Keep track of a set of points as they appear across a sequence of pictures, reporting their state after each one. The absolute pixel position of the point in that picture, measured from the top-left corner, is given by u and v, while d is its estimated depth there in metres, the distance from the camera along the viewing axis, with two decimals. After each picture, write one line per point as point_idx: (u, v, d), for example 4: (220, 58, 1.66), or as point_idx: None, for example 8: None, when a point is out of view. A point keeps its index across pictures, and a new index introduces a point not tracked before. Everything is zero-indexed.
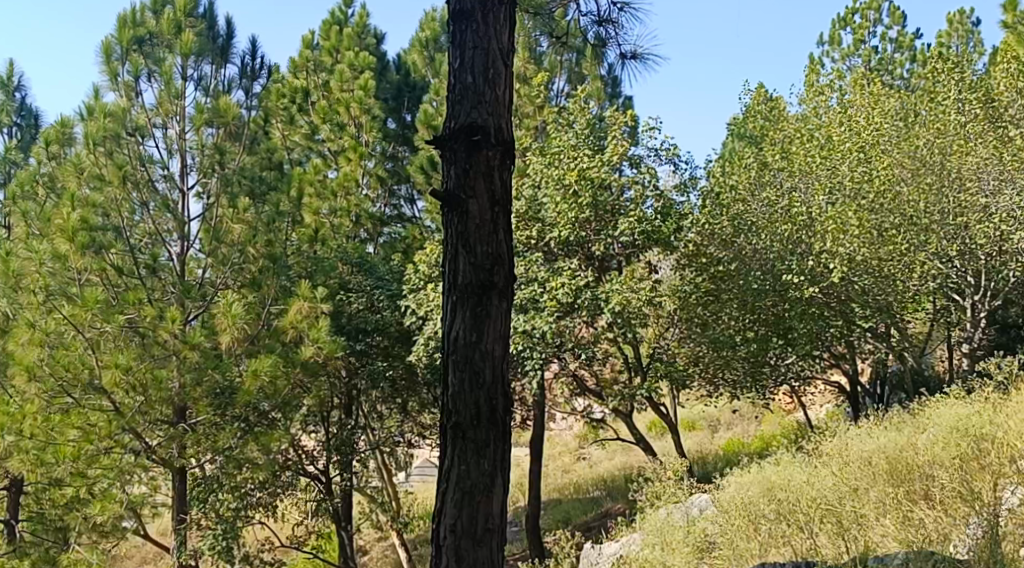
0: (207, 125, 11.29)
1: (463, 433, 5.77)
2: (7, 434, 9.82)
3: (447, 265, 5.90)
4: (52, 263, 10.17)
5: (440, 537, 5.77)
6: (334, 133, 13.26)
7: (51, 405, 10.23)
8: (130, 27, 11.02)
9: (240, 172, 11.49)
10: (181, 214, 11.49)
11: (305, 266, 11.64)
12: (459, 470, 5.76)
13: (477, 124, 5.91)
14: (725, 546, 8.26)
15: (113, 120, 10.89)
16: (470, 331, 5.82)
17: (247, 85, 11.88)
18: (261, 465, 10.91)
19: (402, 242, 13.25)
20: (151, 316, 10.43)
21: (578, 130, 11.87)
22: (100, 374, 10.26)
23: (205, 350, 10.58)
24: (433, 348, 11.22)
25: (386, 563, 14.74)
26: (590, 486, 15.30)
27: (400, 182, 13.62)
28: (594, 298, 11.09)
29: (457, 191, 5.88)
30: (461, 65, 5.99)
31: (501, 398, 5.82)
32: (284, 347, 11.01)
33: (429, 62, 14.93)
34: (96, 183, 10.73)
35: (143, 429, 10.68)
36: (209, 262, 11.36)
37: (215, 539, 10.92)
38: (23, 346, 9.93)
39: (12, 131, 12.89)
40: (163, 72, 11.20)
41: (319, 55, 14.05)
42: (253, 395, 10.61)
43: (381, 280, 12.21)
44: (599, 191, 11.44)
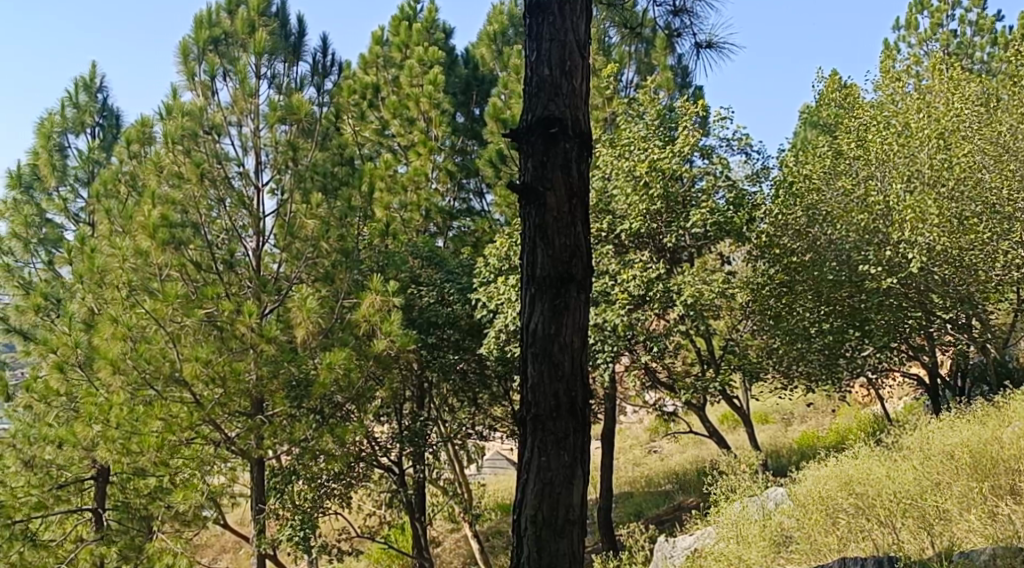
0: (281, 122, 11.50)
1: (543, 425, 5.80)
2: (94, 424, 10.26)
3: (525, 258, 5.93)
4: (135, 259, 10.55)
5: (521, 529, 5.81)
6: (403, 128, 13.44)
7: (136, 397, 10.44)
8: (206, 27, 11.28)
9: (312, 168, 11.61)
10: (257, 209, 11.68)
11: (376, 260, 11.72)
12: (539, 462, 5.79)
13: (554, 116, 5.93)
14: (802, 541, 8.21)
15: (191, 119, 11.18)
16: (548, 323, 5.84)
17: (319, 82, 12.06)
18: (337, 456, 11.12)
19: (472, 235, 13.26)
20: (229, 311, 10.71)
21: (648, 122, 11.83)
22: (181, 366, 10.47)
23: (281, 343, 10.90)
24: (504, 340, 11.26)
25: (459, 555, 14.89)
26: (662, 479, 15.25)
27: (470, 175, 13.58)
28: (666, 291, 11.01)
29: (535, 184, 5.91)
30: (538, 58, 6.01)
31: (580, 389, 5.85)
32: (358, 339, 11.18)
33: (497, 56, 14.85)
34: (175, 181, 11.08)
35: (223, 421, 10.87)
36: (284, 257, 11.58)
37: (293, 530, 11.11)
38: (107, 340, 10.27)
39: (95, 132, 13.02)
40: (238, 71, 11.42)
41: (388, 51, 14.23)
42: (329, 387, 10.79)
43: (452, 274, 12.24)
44: (671, 182, 11.37)
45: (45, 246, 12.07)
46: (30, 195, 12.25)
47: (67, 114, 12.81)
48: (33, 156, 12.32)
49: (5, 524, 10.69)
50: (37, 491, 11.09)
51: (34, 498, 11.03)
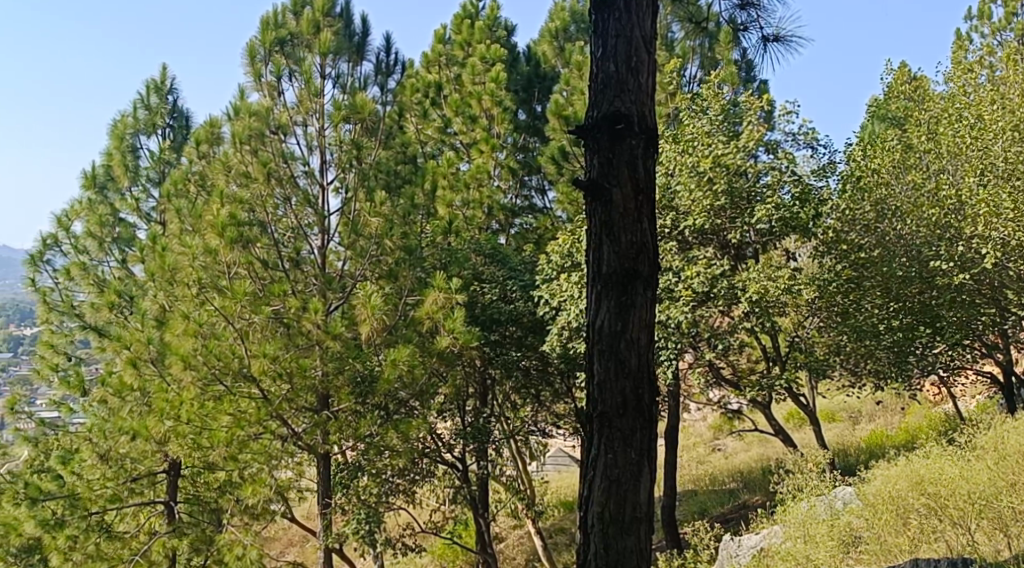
0: (345, 121, 11.61)
1: (610, 422, 6.05)
2: (166, 419, 10.55)
3: (592, 255, 6.15)
4: (204, 257, 10.73)
5: (588, 525, 6.08)
6: (465, 126, 13.50)
7: (206, 392, 10.72)
8: (272, 29, 11.49)
9: (376, 166, 11.74)
10: (321, 208, 11.76)
11: (439, 258, 11.69)
12: (607, 459, 6.05)
13: (621, 113, 6.13)
14: (872, 542, 8.15)
15: (259, 119, 11.35)
16: (615, 320, 6.07)
17: (382, 81, 12.16)
18: (401, 452, 11.18)
19: (534, 232, 13.22)
20: (295, 308, 10.90)
21: (711, 117, 11.72)
22: (249, 363, 10.64)
23: (346, 340, 11.02)
24: (567, 337, 11.23)
25: (522, 551, 14.94)
26: (727, 478, 15.11)
27: (532, 172, 13.58)
28: (730, 288, 10.90)
29: (601, 180, 6.12)
30: (604, 54, 6.20)
31: (646, 386, 6.09)
32: (421, 336, 11.24)
33: (559, 52, 14.75)
34: (242, 180, 11.34)
35: (289, 416, 11.09)
36: (349, 255, 11.64)
37: (359, 524, 11.18)
38: (179, 336, 10.44)
39: (165, 133, 13.24)
40: (303, 71, 11.56)
41: (451, 49, 14.24)
42: (393, 383, 10.89)
43: (515, 271, 12.17)
44: (736, 178, 11.26)
45: (118, 245, 12.39)
46: (104, 195, 12.56)
47: (139, 115, 13.07)
48: (107, 157, 12.62)
49: (82, 515, 10.98)
50: (111, 484, 11.35)
51: (109, 491, 11.28)
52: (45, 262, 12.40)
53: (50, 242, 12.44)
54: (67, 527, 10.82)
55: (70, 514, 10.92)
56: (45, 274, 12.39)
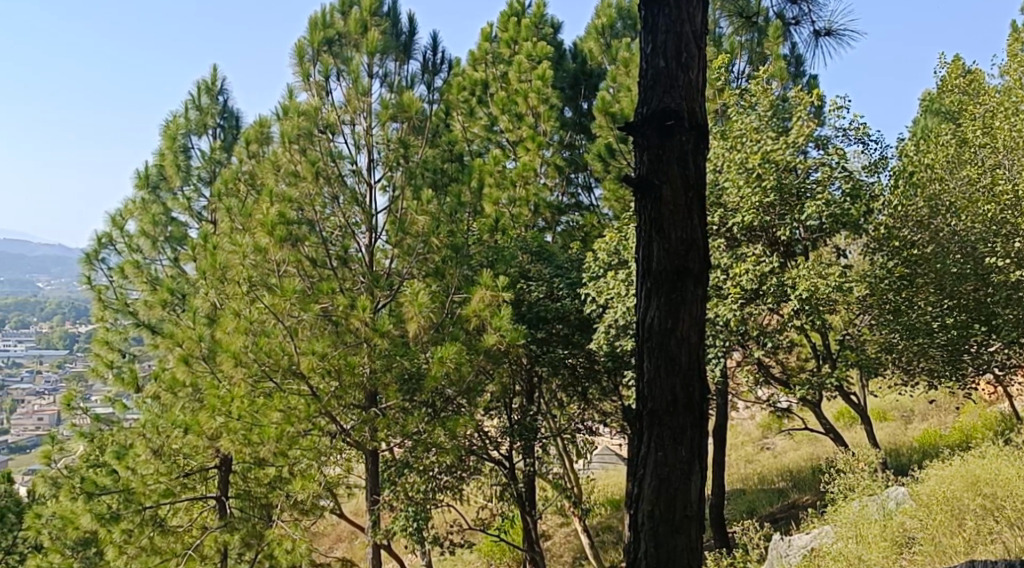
0: (392, 120, 11.74)
1: (660, 420, 6.10)
2: (217, 415, 10.63)
3: (641, 251, 6.20)
4: (254, 255, 10.85)
5: (638, 523, 6.12)
6: (512, 123, 13.47)
7: (256, 389, 10.85)
8: (320, 29, 11.62)
9: (422, 164, 11.80)
10: (368, 206, 11.85)
11: (486, 256, 11.67)
12: (656, 457, 6.10)
13: (670, 109, 6.17)
14: (926, 543, 8.04)
15: (306, 119, 11.49)
16: (665, 318, 6.12)
17: (429, 80, 12.20)
18: (448, 449, 11.13)
19: (580, 230, 13.19)
20: (344, 305, 11.00)
21: (760, 113, 11.61)
22: (298, 360, 10.78)
23: (394, 338, 11.09)
24: (614, 335, 11.17)
25: (569, 549, 14.94)
26: (776, 476, 14.98)
27: (578, 170, 13.54)
28: (780, 285, 10.76)
29: (650, 177, 6.17)
30: (654, 49, 6.25)
31: (696, 383, 6.13)
32: (467, 334, 11.26)
33: (606, 49, 14.59)
34: (291, 179, 11.46)
35: (338, 413, 11.17)
36: (395, 253, 11.74)
37: (406, 521, 11.20)
38: (230, 333, 10.70)
39: (216, 133, 13.36)
40: (351, 70, 11.65)
41: (497, 47, 14.21)
42: (440, 380, 10.91)
43: (561, 269, 12.18)
44: (785, 174, 11.12)
45: (170, 244, 12.59)
46: (156, 195, 12.75)
47: (190, 116, 13.23)
48: (159, 157, 12.80)
49: (136, 509, 11.23)
50: (165, 479, 11.49)
51: (162, 486, 11.45)
52: (100, 261, 12.54)
53: (104, 241, 12.60)
54: (122, 520, 11.11)
55: (125, 509, 11.16)
56: (100, 273, 12.52)
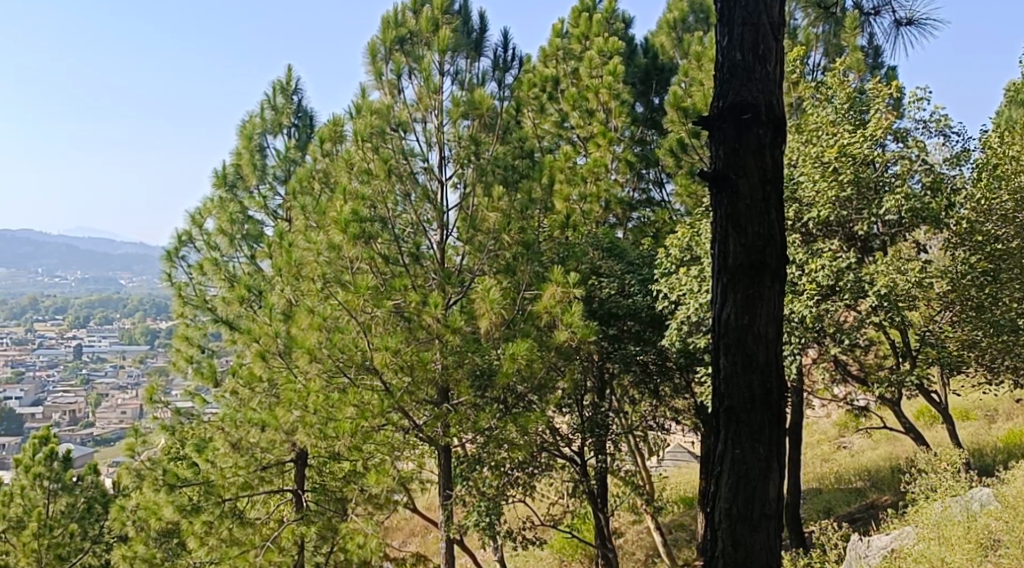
0: (463, 117, 11.74)
1: (738, 417, 6.03)
2: (294, 409, 10.91)
3: (717, 247, 6.14)
4: (328, 252, 11.03)
5: (716, 521, 6.07)
6: (583, 119, 13.42)
7: (331, 384, 11.02)
8: (393, 28, 11.77)
9: (493, 161, 11.74)
10: (440, 204, 11.89)
11: (556, 252, 11.71)
12: (734, 454, 6.04)
13: (747, 102, 6.10)
14: (1012, 545, 7.84)
15: (379, 116, 11.62)
16: (742, 314, 6.06)
17: (499, 77, 12.23)
18: (521, 445, 11.20)
19: (652, 225, 13.09)
20: (416, 301, 11.02)
21: (836, 106, 11.40)
22: (372, 355, 10.85)
23: (466, 334, 11.14)
24: (687, 331, 11.02)
25: (642, 546, 14.84)
26: (853, 475, 14.72)
27: (649, 165, 13.45)
28: (858, 281, 10.54)
29: (727, 171, 6.11)
30: (730, 42, 6.18)
31: (773, 380, 6.06)
32: (539, 331, 11.27)
33: (677, 43, 14.54)
34: (364, 177, 11.50)
35: (411, 408, 11.25)
36: (467, 250, 11.77)
37: (479, 516, 11.15)
38: (304, 329, 10.86)
39: (291, 132, 13.56)
40: (422, 68, 11.74)
41: (568, 43, 14.21)
42: (512, 377, 10.94)
43: (633, 265, 12.13)
44: (863, 167, 10.88)
45: (247, 242, 12.75)
46: (233, 194, 13.00)
47: (266, 116, 13.47)
48: (236, 157, 13.10)
49: (216, 502, 11.49)
50: (243, 472, 11.75)
51: (241, 479, 11.73)
52: (180, 258, 12.84)
53: (184, 238, 12.88)
54: (203, 512, 11.39)
55: (205, 501, 11.45)
56: (181, 270, 12.83)
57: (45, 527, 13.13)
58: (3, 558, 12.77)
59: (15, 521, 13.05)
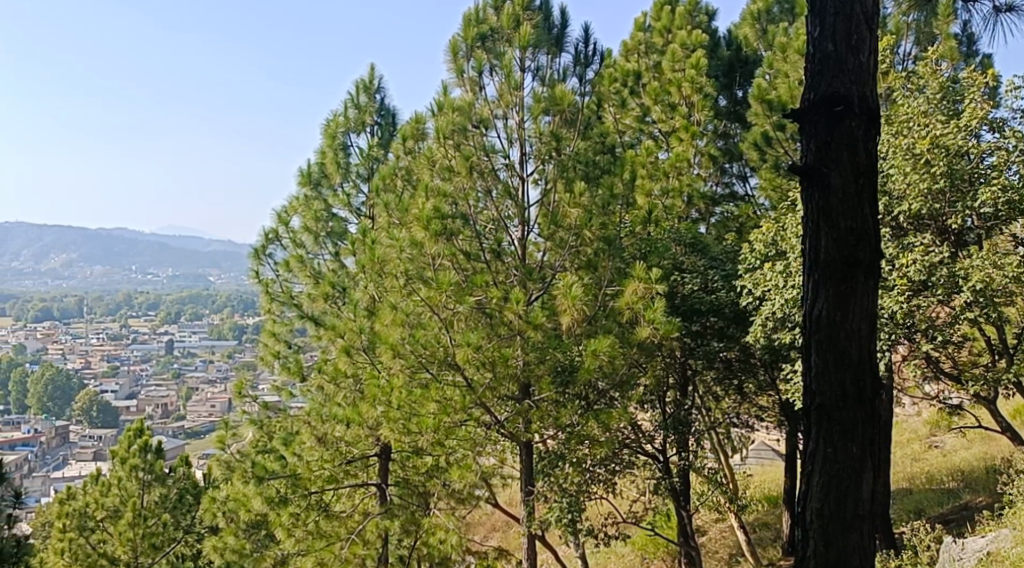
0: (544, 113, 11.68)
1: (829, 415, 5.92)
2: (378, 405, 11.08)
3: (809, 242, 6.03)
4: (411, 250, 11.11)
5: (807, 521, 5.97)
6: (665, 113, 13.31)
7: (413, 379, 11.14)
8: (474, 25, 11.78)
9: (575, 157, 11.64)
10: (521, 200, 11.83)
11: (638, 248, 11.61)
12: (825, 453, 5.92)
13: (839, 94, 5.97)
14: None
15: (461, 114, 11.61)
16: (834, 310, 5.93)
17: (580, 72, 12.18)
18: (602, 443, 11.13)
19: (735, 221, 12.89)
20: (497, 298, 10.99)
21: (930, 96, 11.03)
22: (454, 351, 10.93)
23: (547, 330, 11.11)
24: (771, 328, 10.86)
25: (724, 545, 14.66)
26: (946, 475, 14.33)
27: (733, 159, 13.25)
28: (951, 276, 10.25)
29: (818, 164, 5.99)
30: (822, 33, 6.06)
31: (867, 378, 5.92)
32: (621, 327, 11.22)
33: (762, 35, 14.28)
34: (445, 174, 11.62)
35: (493, 404, 11.29)
36: (548, 246, 11.66)
37: (561, 512, 11.16)
38: (388, 325, 11.02)
39: (374, 130, 13.68)
40: (503, 65, 11.74)
41: (650, 37, 14.13)
42: (594, 373, 10.82)
43: (716, 260, 12.02)
44: (956, 159, 10.50)
45: (332, 239, 12.93)
46: (318, 192, 13.20)
47: (349, 115, 13.64)
48: (320, 155, 13.27)
49: (303, 494, 11.71)
50: (329, 465, 11.96)
51: (327, 472, 11.92)
52: (267, 255, 13.09)
53: (271, 237, 13.13)
54: (290, 504, 11.60)
55: (292, 493, 11.65)
56: (267, 267, 13.05)
57: (141, 517, 13.48)
58: (102, 547, 13.33)
59: (112, 511, 13.46)
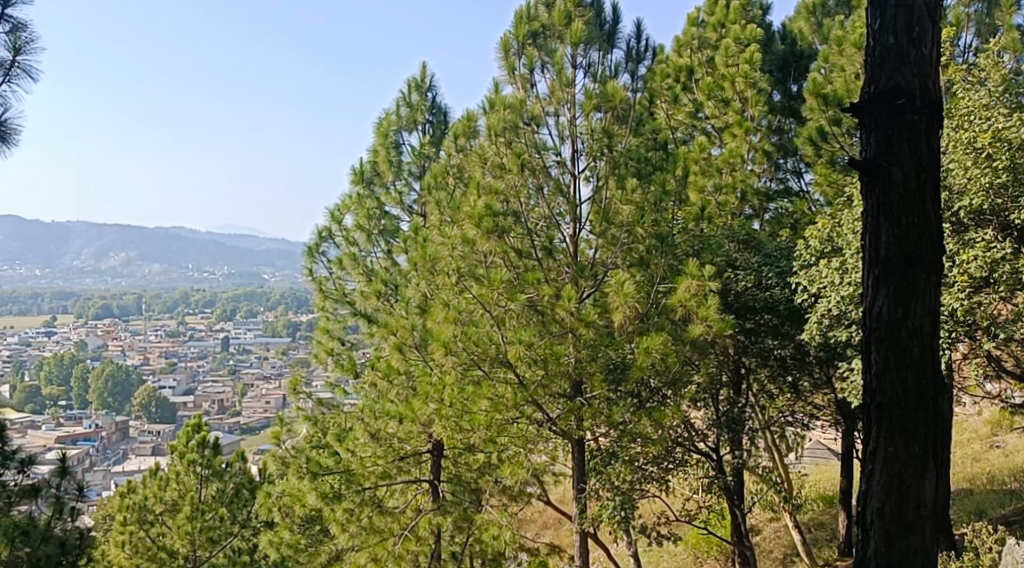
0: (596, 109, 11.58)
1: (890, 414, 5.82)
2: (431, 401, 11.15)
3: (869, 238, 5.94)
4: (463, 247, 11.18)
5: (868, 520, 5.89)
6: (718, 109, 13.27)
7: (465, 377, 11.19)
8: (525, 23, 11.80)
9: (627, 153, 11.55)
10: (573, 197, 11.75)
11: (691, 245, 11.48)
12: (886, 452, 5.83)
13: (900, 87, 5.86)
14: None
15: (512, 111, 11.63)
16: (895, 307, 5.83)
17: (632, 68, 12.11)
18: (655, 441, 11.03)
19: (790, 217, 12.67)
20: (549, 296, 11.01)
21: (990, 88, 10.79)
22: (506, 349, 10.98)
23: (600, 328, 11.02)
24: (827, 325, 10.68)
25: (779, 544, 14.50)
26: (1008, 476, 14.03)
27: (787, 155, 13.04)
28: (1015, 273, 9.91)
29: (879, 159, 5.89)
30: (883, 25, 5.95)
31: (929, 376, 5.81)
32: (673, 324, 11.02)
33: (817, 28, 14.18)
34: (497, 172, 11.57)
35: (544, 402, 11.28)
36: (600, 243, 11.53)
37: (614, 510, 11.02)
38: (441, 322, 11.09)
39: (425, 128, 13.73)
40: (555, 62, 11.72)
41: (704, 31, 13.94)
42: (646, 370, 10.73)
43: (771, 257, 11.77)
44: (1019, 153, 10.18)
45: (384, 237, 12.96)
46: (371, 190, 13.27)
47: (402, 113, 13.71)
48: (373, 154, 13.35)
49: (357, 490, 11.83)
50: (382, 461, 12.04)
51: (380, 468, 12.00)
52: (321, 253, 13.24)
53: (325, 235, 13.25)
54: (344, 500, 11.74)
55: (346, 489, 11.81)
56: (321, 265, 13.20)
57: (198, 511, 13.70)
58: (161, 540, 13.51)
59: (171, 505, 13.74)
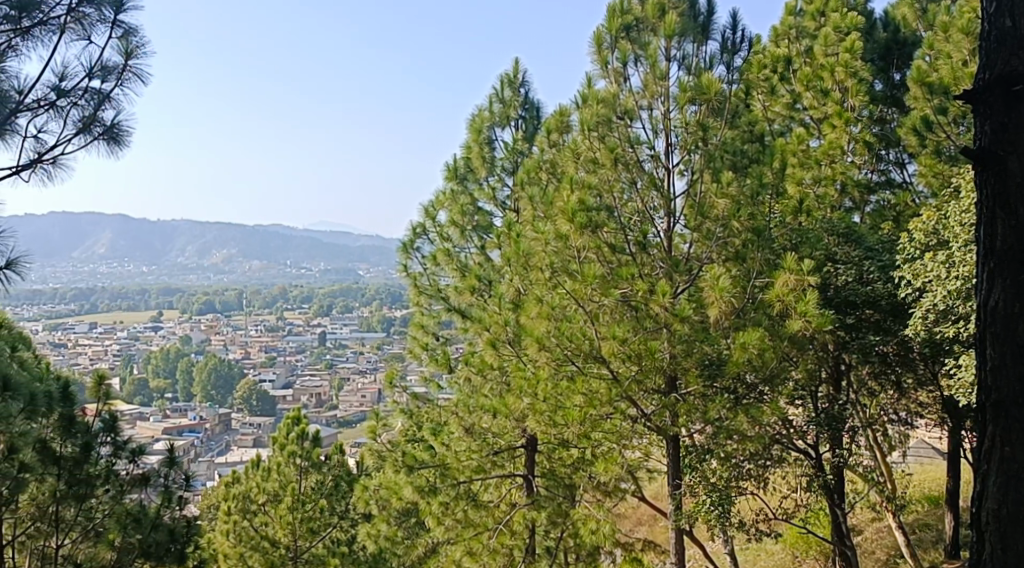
0: (691, 102, 11.27)
1: (1006, 411, 5.61)
2: (525, 396, 11.20)
3: (983, 230, 5.73)
4: (557, 242, 11.09)
5: (983, 522, 5.68)
6: (816, 100, 12.95)
7: (560, 372, 11.13)
8: (618, 16, 11.70)
9: (722, 147, 11.30)
10: (667, 190, 11.62)
11: (789, 238, 11.25)
12: (1003, 451, 5.62)
13: (1018, 73, 5.63)
14: None
15: (605, 106, 11.55)
16: (1011, 300, 5.61)
17: (728, 60, 11.92)
18: (751, 437, 10.78)
19: (892, 209, 12.39)
20: (643, 291, 10.82)
21: None
22: (600, 344, 10.88)
23: (694, 323, 10.82)
24: (932, 320, 10.44)
25: (881, 545, 14.13)
26: None
27: (889, 146, 12.60)
28: None
29: (994, 147, 5.67)
30: (998, 8, 5.73)
31: None
32: (771, 320, 10.79)
33: (921, 15, 13.61)
34: (591, 166, 11.58)
35: (640, 397, 11.15)
36: (695, 237, 11.35)
37: (711, 506, 11.05)
38: (534, 318, 11.07)
39: (518, 124, 13.74)
40: (649, 55, 11.54)
41: (802, 21, 13.66)
42: (743, 367, 10.53)
43: (873, 250, 11.57)
44: None
45: (477, 233, 13.08)
46: (464, 186, 13.32)
47: (494, 109, 13.70)
48: (466, 150, 13.40)
49: (451, 484, 11.91)
50: (477, 456, 12.13)
51: (474, 463, 12.07)
52: (416, 250, 13.34)
53: (419, 231, 13.39)
54: (439, 493, 11.81)
55: (442, 482, 11.87)
56: (415, 261, 13.35)
57: (299, 501, 13.90)
58: (263, 529, 13.81)
59: (272, 495, 13.96)
